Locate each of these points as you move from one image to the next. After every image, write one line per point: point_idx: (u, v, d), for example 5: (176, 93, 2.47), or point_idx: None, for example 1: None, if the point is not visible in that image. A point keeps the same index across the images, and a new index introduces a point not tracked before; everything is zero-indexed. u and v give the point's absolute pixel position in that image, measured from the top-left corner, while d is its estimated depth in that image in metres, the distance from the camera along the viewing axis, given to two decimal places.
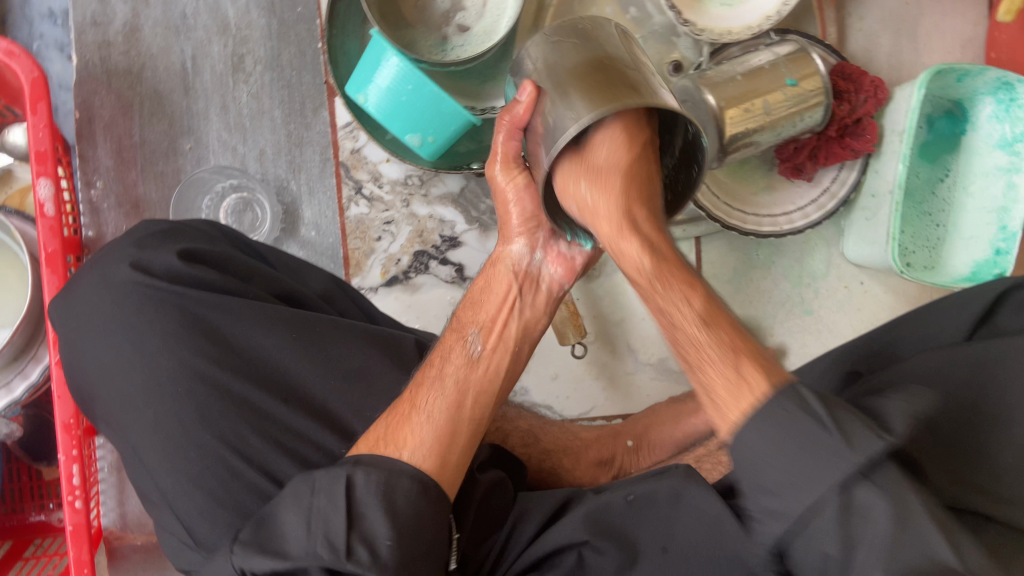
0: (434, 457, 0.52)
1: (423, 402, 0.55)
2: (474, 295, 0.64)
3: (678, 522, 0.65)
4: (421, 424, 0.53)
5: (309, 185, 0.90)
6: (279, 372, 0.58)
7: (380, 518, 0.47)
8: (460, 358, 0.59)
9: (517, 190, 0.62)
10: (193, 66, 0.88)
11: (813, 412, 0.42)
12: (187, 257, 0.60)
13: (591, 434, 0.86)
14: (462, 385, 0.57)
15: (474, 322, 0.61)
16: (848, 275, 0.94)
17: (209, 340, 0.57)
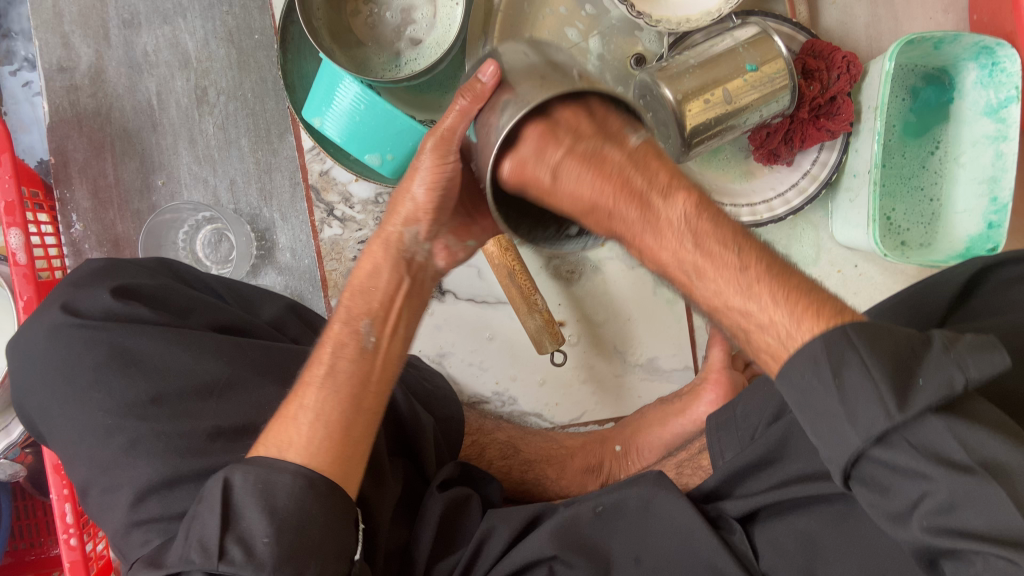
0: (340, 463, 0.54)
1: (304, 398, 0.55)
2: (361, 279, 0.60)
3: (648, 531, 0.68)
4: (297, 407, 0.55)
5: (281, 210, 0.90)
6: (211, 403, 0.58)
7: (282, 532, 0.48)
8: (352, 350, 0.58)
9: (437, 170, 0.55)
10: (159, 102, 0.89)
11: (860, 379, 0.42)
12: (124, 294, 0.61)
13: (577, 441, 0.85)
14: (358, 377, 0.57)
15: (365, 310, 0.59)
16: (841, 259, 0.91)
17: (136, 371, 0.58)
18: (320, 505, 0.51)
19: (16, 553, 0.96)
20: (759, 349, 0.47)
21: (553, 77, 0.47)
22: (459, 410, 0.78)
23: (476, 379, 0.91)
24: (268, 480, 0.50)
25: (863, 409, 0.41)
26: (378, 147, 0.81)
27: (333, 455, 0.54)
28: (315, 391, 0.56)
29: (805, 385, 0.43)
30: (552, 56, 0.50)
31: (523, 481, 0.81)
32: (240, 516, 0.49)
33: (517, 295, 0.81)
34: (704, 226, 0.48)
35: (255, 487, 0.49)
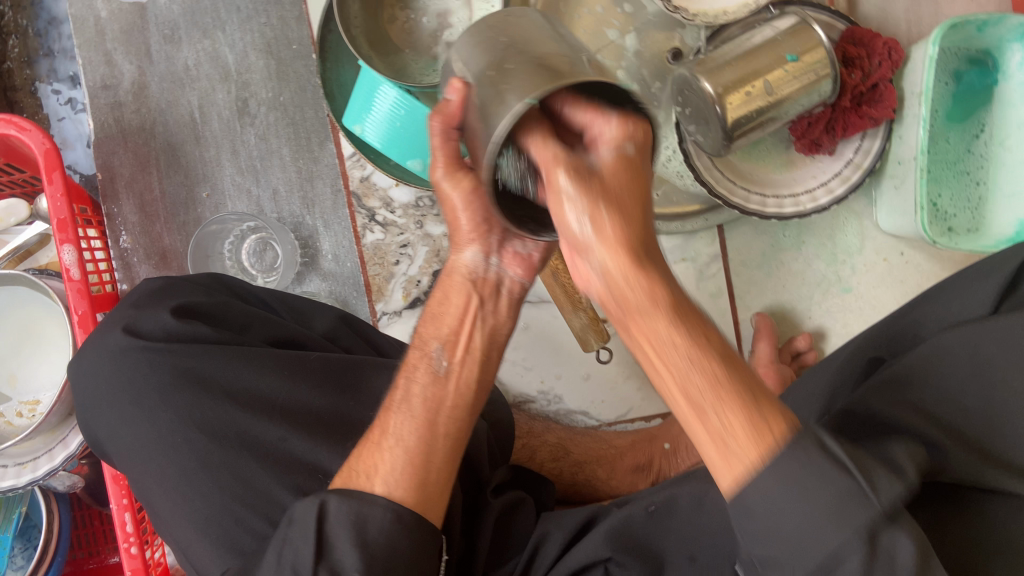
0: (424, 489, 0.54)
1: (391, 426, 0.55)
2: (433, 306, 0.60)
3: (700, 527, 0.68)
4: (387, 455, 0.54)
5: (324, 218, 0.91)
6: (280, 417, 0.58)
7: (372, 566, 0.49)
8: (426, 375, 0.57)
9: (464, 195, 0.54)
10: (201, 116, 0.91)
11: (831, 453, 0.39)
12: (182, 313, 0.62)
13: (626, 440, 0.86)
14: (432, 401, 0.56)
15: (436, 335, 0.58)
16: (886, 247, 0.90)
17: (200, 387, 0.59)
18: (407, 538, 0.52)
19: (76, 561, 0.98)
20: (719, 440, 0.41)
21: (516, 67, 0.45)
22: (508, 414, 0.79)
23: (521, 378, 0.92)
24: (361, 514, 0.51)
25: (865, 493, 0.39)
26: (419, 151, 0.82)
27: (412, 485, 0.53)
28: (402, 420, 0.55)
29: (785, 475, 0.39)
30: (545, 50, 0.46)
31: (575, 481, 0.82)
32: (333, 548, 0.50)
33: (562, 294, 0.81)
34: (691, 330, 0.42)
35: (345, 517, 0.50)
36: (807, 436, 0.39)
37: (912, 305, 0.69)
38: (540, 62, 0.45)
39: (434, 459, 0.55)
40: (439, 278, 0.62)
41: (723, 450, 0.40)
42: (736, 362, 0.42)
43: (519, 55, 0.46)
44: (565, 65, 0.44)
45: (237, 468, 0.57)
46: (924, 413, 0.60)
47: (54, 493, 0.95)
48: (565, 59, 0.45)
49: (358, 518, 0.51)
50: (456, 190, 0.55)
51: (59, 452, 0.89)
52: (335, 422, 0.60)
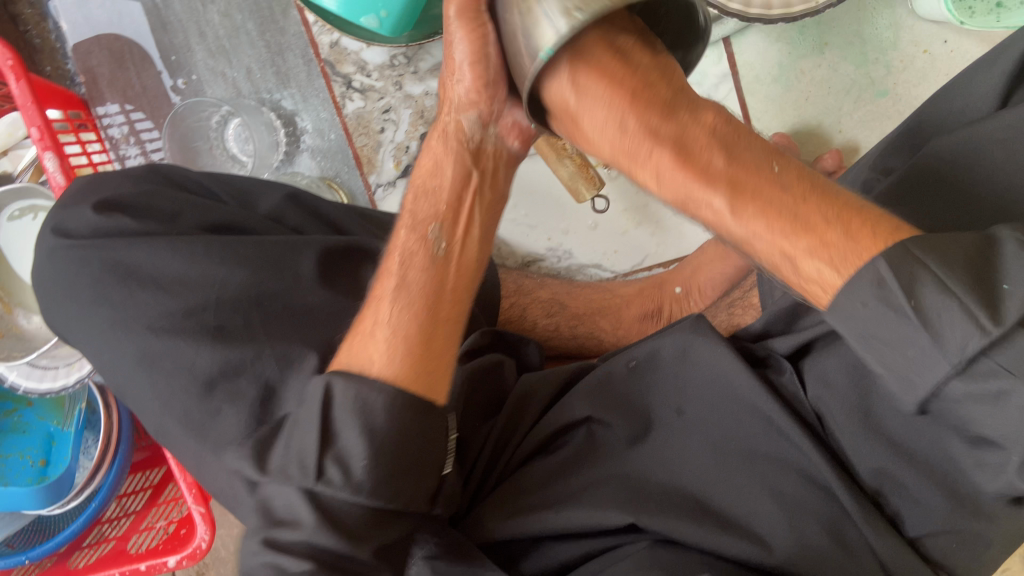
0: (421, 379, 0.50)
1: (381, 312, 0.52)
2: (425, 177, 0.56)
3: (687, 379, 0.63)
4: (371, 322, 0.52)
5: (301, 91, 0.87)
6: (214, 304, 0.61)
7: (378, 457, 0.47)
8: (422, 260, 0.54)
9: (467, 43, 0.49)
10: (162, 0, 0.87)
11: (893, 301, 0.38)
12: (106, 207, 0.63)
13: (632, 289, 0.81)
14: (429, 287, 0.53)
15: (430, 215, 0.54)
16: (926, 36, 0.76)
17: (133, 280, 0.61)
18: (416, 423, 0.49)
19: (150, 447, 1.06)
20: (809, 281, 0.43)
21: None
22: (492, 275, 0.75)
23: (526, 239, 0.86)
24: (364, 400, 0.48)
25: (942, 330, 0.37)
26: (370, 6, 0.74)
27: (414, 361, 0.50)
28: (394, 304, 0.52)
29: (850, 313, 0.40)
30: None
31: (576, 335, 0.79)
32: (338, 436, 0.47)
33: (543, 144, 0.73)
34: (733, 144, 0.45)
35: (351, 404, 0.47)
36: (878, 268, 0.39)
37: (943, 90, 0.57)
38: None
39: (432, 344, 0.52)
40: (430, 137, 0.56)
41: (801, 282, 0.43)
42: (801, 177, 0.44)
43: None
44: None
45: (179, 357, 0.59)
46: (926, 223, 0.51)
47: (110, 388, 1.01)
48: None
49: (366, 401, 0.47)
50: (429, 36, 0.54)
51: None
52: (264, 299, 0.62)
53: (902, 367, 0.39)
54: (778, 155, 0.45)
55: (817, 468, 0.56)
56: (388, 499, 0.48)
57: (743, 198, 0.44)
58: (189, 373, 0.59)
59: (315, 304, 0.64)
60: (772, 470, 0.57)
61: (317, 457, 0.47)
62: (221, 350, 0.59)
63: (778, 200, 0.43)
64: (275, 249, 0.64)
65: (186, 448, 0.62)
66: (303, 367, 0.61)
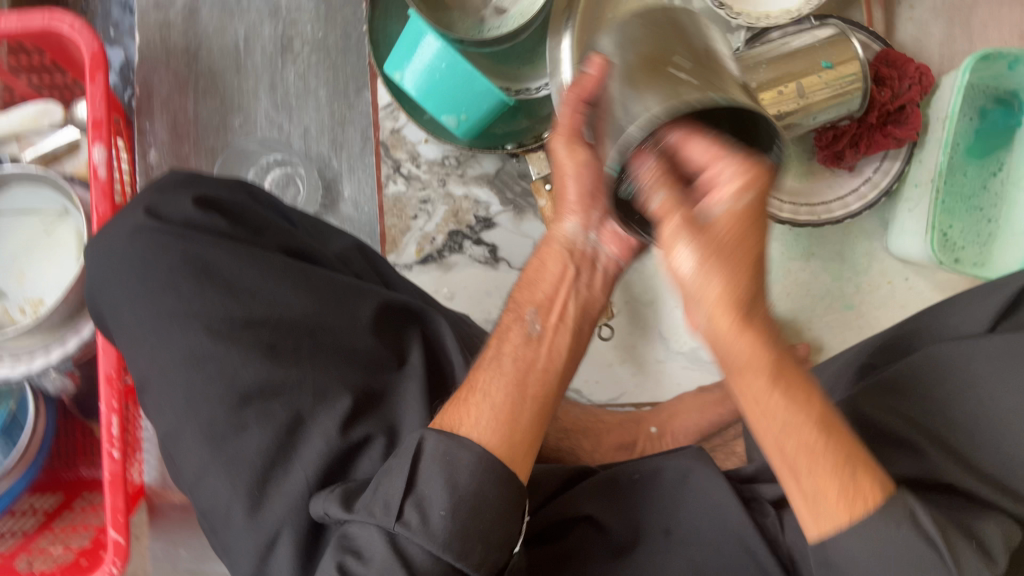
0: (512, 447, 0.51)
1: (480, 382, 0.53)
2: (530, 273, 0.60)
3: (681, 503, 0.68)
4: (478, 400, 0.52)
5: (350, 163, 0.93)
6: (275, 322, 0.62)
7: (458, 512, 0.48)
8: (519, 336, 0.56)
9: (578, 167, 0.58)
10: (245, 46, 0.93)
11: (921, 530, 0.47)
12: (202, 205, 0.64)
13: (615, 419, 0.87)
14: (522, 362, 0.55)
15: (532, 301, 0.58)
16: (892, 270, 0.91)
17: (207, 279, 0.61)
18: (497, 488, 0.50)
19: (52, 471, 0.97)
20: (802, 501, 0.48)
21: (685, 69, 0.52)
22: None
23: None
24: (451, 456, 0.50)
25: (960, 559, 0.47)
26: (453, 107, 0.84)
27: (505, 434, 0.51)
28: (497, 380, 0.53)
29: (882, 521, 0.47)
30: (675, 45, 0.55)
31: (559, 447, 0.82)
32: (424, 484, 0.49)
33: None
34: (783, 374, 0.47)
35: (440, 460, 0.50)
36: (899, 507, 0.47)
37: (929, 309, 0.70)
38: (697, 70, 0.53)
39: (521, 421, 0.52)
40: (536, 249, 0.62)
41: (811, 506, 0.47)
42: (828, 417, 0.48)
43: (669, 43, 0.54)
44: (720, 83, 0.51)
45: (228, 366, 0.60)
46: (917, 424, 0.62)
47: (43, 394, 0.95)
48: (714, 69, 0.54)
49: (457, 451, 0.50)
50: (569, 159, 0.58)
51: (55, 353, 0.90)
52: (319, 331, 0.64)
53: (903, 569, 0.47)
54: (808, 398, 0.47)
55: None
56: (457, 555, 0.48)
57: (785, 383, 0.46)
58: (230, 381, 0.59)
59: (360, 350, 0.66)
60: None
61: (400, 501, 0.49)
62: (270, 369, 0.60)
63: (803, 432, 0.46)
64: (338, 287, 0.66)
65: (196, 458, 0.60)
66: (335, 408, 0.62)
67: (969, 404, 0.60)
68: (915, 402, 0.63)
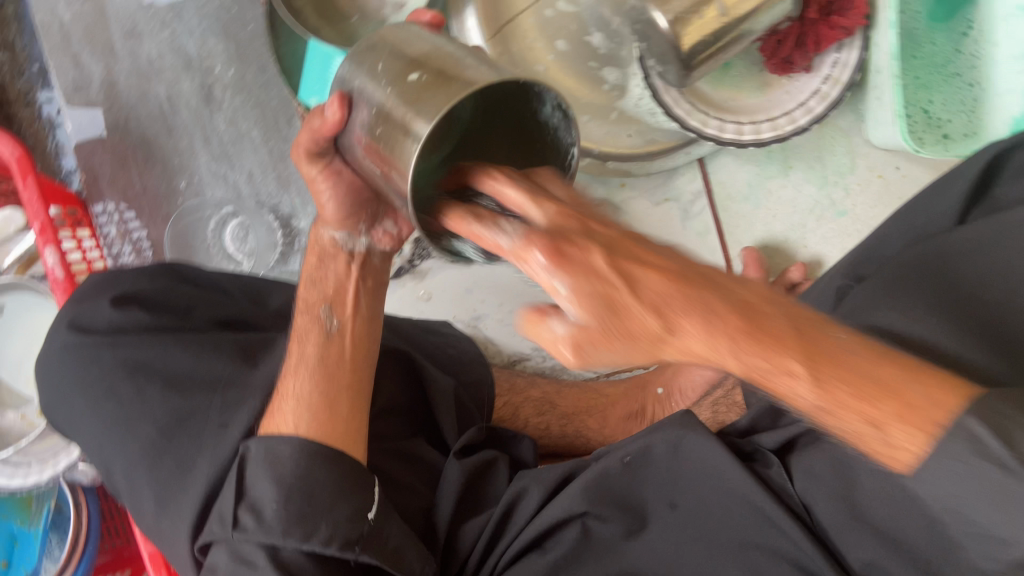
0: (339, 434, 0.59)
1: (291, 390, 0.61)
2: (311, 272, 0.67)
3: (681, 474, 0.66)
4: (281, 401, 0.60)
5: (300, 194, 0.91)
6: (218, 403, 0.61)
7: (322, 505, 0.54)
8: (319, 338, 0.64)
9: (330, 182, 0.59)
10: (170, 106, 0.92)
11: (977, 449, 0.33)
12: (122, 302, 0.65)
13: (618, 389, 0.84)
14: (326, 360, 0.63)
15: (319, 300, 0.66)
16: (880, 162, 0.85)
17: (142, 376, 0.61)
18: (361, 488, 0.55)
19: (115, 550, 1.02)
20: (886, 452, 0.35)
21: (413, 83, 0.44)
22: (487, 372, 0.79)
23: (513, 338, 0.90)
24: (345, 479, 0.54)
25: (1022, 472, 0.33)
26: None
27: (314, 416, 0.59)
28: (294, 382, 0.61)
29: (943, 445, 0.34)
30: (410, 53, 0.47)
31: (565, 434, 0.81)
32: (291, 490, 0.54)
33: None
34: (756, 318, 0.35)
35: (264, 460, 0.56)
36: (955, 403, 0.34)
37: (901, 214, 0.64)
38: (422, 57, 0.46)
39: (337, 411, 0.61)
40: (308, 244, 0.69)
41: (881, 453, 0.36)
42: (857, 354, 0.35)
43: (394, 65, 0.46)
44: (455, 72, 0.43)
45: (185, 455, 0.59)
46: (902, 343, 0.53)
47: (80, 486, 0.99)
48: (441, 62, 0.44)
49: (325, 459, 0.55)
50: (320, 166, 0.59)
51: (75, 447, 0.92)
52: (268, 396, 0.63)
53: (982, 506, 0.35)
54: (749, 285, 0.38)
55: (812, 561, 0.59)
56: (337, 543, 0.53)
57: (826, 370, 0.34)
58: (191, 472, 0.59)
59: None
60: (765, 560, 0.61)
61: (272, 507, 0.54)
62: (225, 448, 0.59)
63: (854, 369, 0.34)
64: (278, 348, 0.66)
65: (182, 549, 0.60)
66: None
67: (990, 268, 0.54)
68: (921, 295, 0.56)
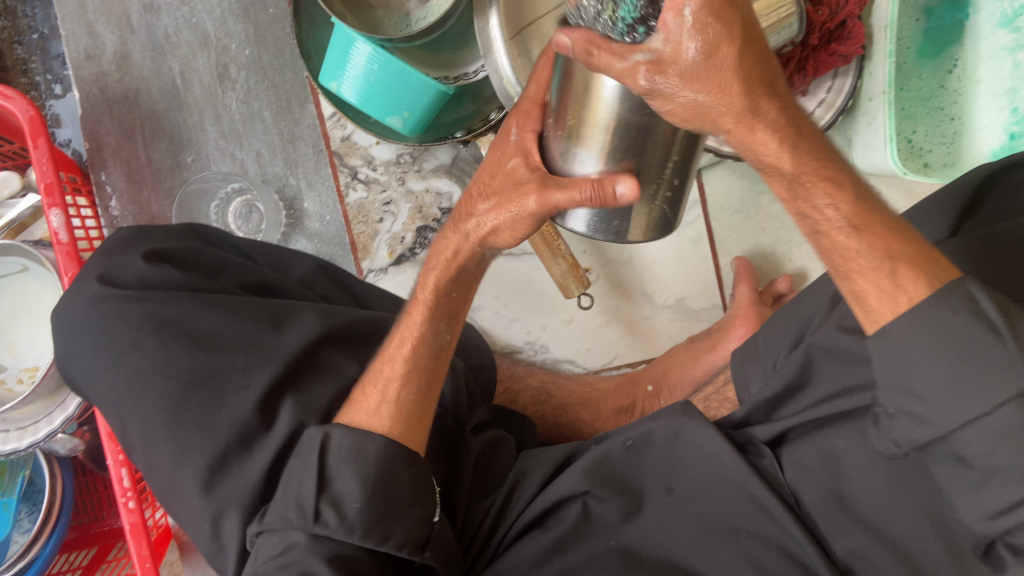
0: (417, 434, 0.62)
1: (387, 395, 0.62)
2: (446, 273, 0.62)
3: (679, 460, 0.69)
4: (377, 400, 0.62)
5: (307, 178, 0.93)
6: (243, 364, 0.63)
7: (371, 500, 0.57)
8: (432, 350, 0.64)
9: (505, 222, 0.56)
10: (183, 81, 0.93)
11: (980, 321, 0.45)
12: (154, 258, 0.66)
13: (611, 384, 0.88)
14: (431, 374, 0.64)
15: (443, 313, 0.63)
16: None
17: (167, 333, 0.62)
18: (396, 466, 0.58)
19: (82, 526, 1.00)
20: (860, 288, 0.49)
21: None
22: (489, 358, 0.82)
23: (508, 331, 0.93)
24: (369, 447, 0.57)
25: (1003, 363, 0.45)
26: (396, 106, 0.83)
27: (408, 423, 0.61)
28: (394, 386, 0.62)
29: (942, 316, 0.46)
30: None
31: (558, 424, 0.84)
32: (332, 482, 0.57)
33: (540, 243, 0.81)
34: (809, 153, 0.47)
35: (347, 451, 0.58)
36: (958, 293, 0.46)
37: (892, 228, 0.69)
38: None
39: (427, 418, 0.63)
40: (444, 223, 0.62)
41: (864, 311, 0.49)
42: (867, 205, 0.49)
43: None
44: None
45: (205, 412, 0.61)
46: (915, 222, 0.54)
47: (55, 457, 0.97)
48: None
49: (338, 443, 0.58)
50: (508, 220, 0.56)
51: (58, 416, 0.91)
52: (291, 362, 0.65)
53: (952, 402, 0.46)
54: (838, 183, 0.48)
55: (799, 545, 0.63)
56: (378, 540, 0.56)
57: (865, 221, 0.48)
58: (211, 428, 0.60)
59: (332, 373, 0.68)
60: (755, 544, 0.64)
61: (314, 501, 0.56)
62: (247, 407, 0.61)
63: (882, 237, 0.48)
64: (303, 312, 0.67)
65: (192, 508, 0.61)
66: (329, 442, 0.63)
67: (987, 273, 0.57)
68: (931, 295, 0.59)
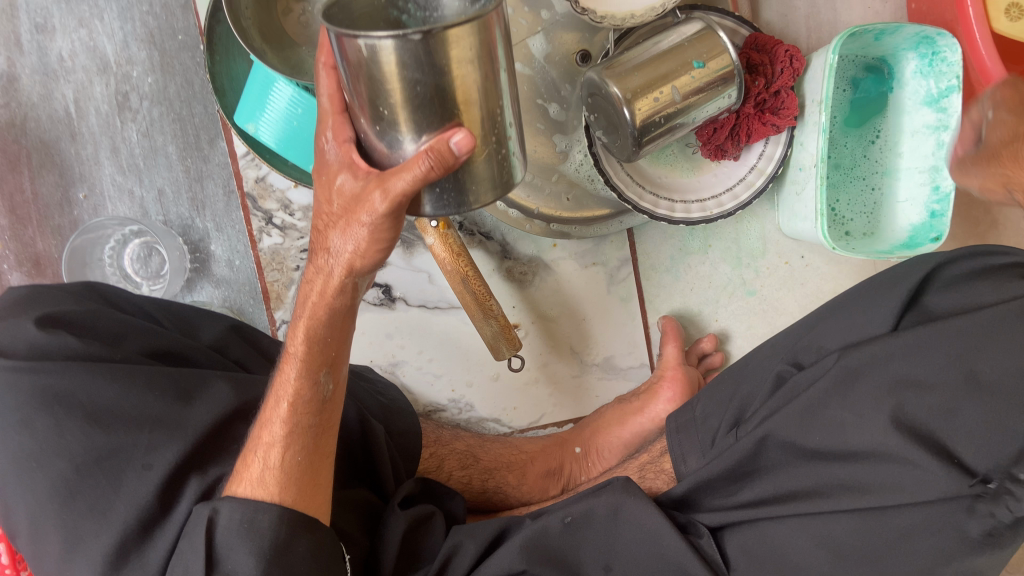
0: (318, 502, 0.59)
1: (273, 459, 0.57)
2: (312, 308, 0.59)
3: (617, 538, 0.68)
4: (260, 468, 0.57)
5: (215, 220, 0.86)
6: (146, 441, 0.56)
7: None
8: (313, 401, 0.60)
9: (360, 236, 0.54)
10: (77, 110, 0.84)
11: None
12: (47, 325, 0.59)
13: (536, 445, 0.85)
14: (318, 429, 0.60)
15: (321, 361, 0.60)
16: (788, 250, 0.91)
17: (59, 408, 0.56)
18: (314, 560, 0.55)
19: None
20: None
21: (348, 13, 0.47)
22: (414, 423, 0.78)
23: (429, 388, 0.89)
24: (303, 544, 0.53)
25: None
26: None
27: (300, 488, 0.58)
28: (277, 451, 0.58)
29: None
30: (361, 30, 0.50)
31: (484, 488, 0.82)
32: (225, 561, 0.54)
33: (472, 303, 0.78)
34: None
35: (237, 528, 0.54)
36: None
37: (830, 310, 0.71)
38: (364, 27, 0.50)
39: (318, 480, 0.60)
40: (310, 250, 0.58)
41: None
42: None
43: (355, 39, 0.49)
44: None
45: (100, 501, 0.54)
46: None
47: None
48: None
49: (252, 524, 0.54)
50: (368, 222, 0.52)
51: None
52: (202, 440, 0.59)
53: None
54: None
55: None
56: None
57: None
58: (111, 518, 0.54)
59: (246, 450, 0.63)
60: None
61: None
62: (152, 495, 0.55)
63: None
64: (213, 385, 0.62)
65: None
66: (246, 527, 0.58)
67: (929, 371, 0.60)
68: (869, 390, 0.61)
